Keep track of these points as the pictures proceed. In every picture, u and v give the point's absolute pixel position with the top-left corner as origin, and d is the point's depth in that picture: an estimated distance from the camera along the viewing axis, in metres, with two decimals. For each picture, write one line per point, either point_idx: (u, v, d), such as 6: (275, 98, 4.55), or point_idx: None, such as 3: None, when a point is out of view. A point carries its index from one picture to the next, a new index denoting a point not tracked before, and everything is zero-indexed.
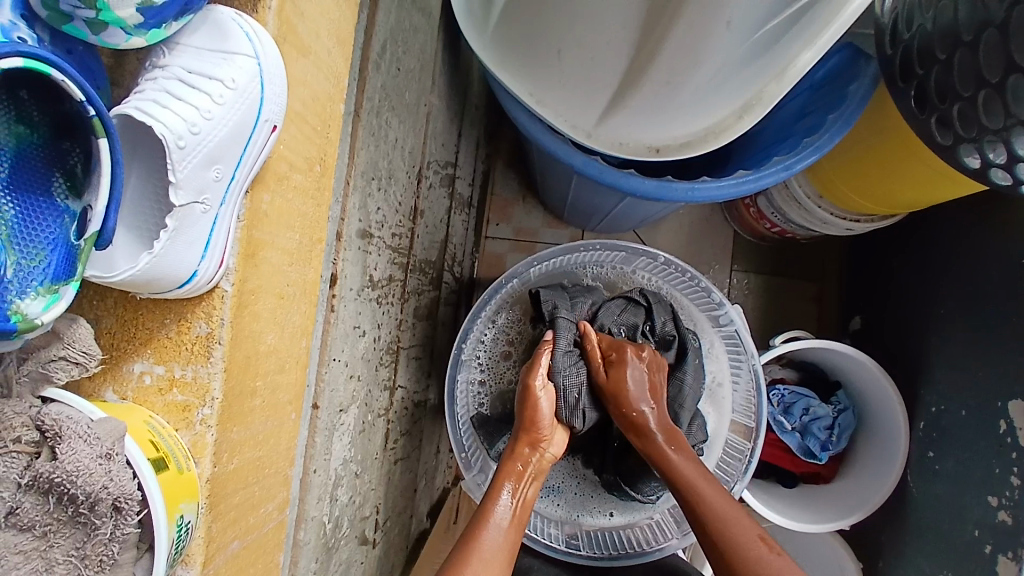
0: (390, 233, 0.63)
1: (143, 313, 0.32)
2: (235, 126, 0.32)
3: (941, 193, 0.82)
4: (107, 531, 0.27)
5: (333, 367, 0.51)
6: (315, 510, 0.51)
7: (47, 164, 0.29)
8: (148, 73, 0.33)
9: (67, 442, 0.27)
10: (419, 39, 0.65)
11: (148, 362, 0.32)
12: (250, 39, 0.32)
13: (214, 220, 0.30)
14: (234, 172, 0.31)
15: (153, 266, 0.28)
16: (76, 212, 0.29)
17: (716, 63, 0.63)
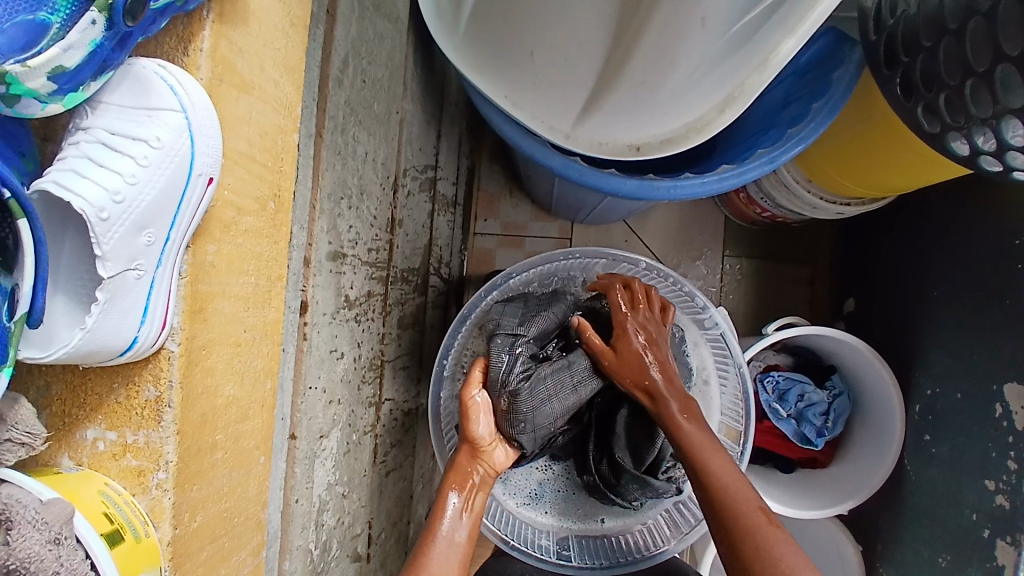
0: (366, 248, 0.62)
1: (90, 378, 0.31)
2: (165, 186, 0.31)
3: (931, 177, 0.80)
4: None
5: (310, 395, 0.50)
6: (300, 539, 0.50)
7: None
8: (71, 137, 0.33)
9: (17, 529, 0.26)
10: (387, 45, 0.63)
11: (100, 429, 0.31)
12: (175, 93, 0.31)
13: (150, 284, 0.30)
14: (170, 233, 0.31)
15: (87, 341, 0.28)
16: (6, 290, 0.28)
17: (693, 59, 0.61)
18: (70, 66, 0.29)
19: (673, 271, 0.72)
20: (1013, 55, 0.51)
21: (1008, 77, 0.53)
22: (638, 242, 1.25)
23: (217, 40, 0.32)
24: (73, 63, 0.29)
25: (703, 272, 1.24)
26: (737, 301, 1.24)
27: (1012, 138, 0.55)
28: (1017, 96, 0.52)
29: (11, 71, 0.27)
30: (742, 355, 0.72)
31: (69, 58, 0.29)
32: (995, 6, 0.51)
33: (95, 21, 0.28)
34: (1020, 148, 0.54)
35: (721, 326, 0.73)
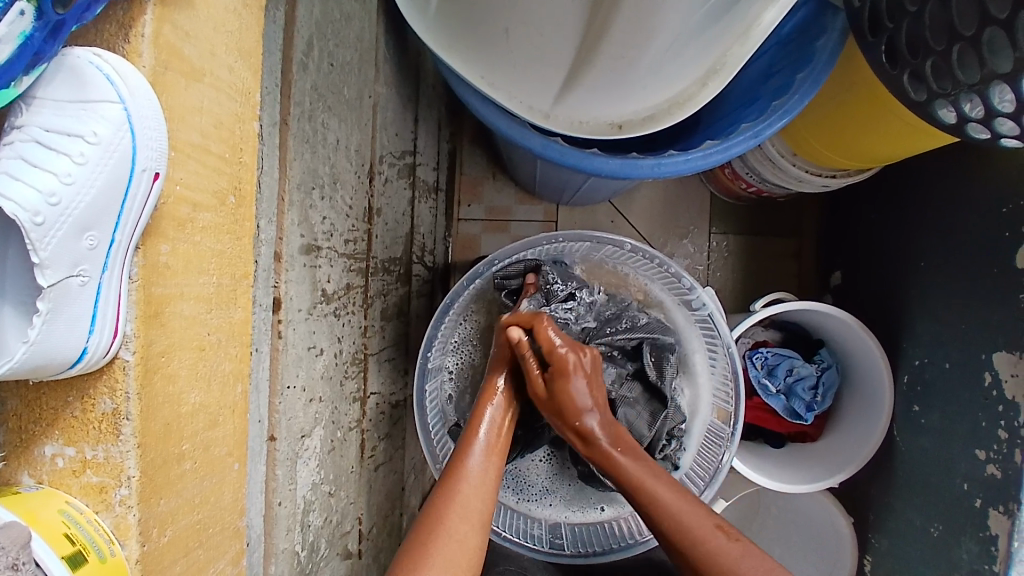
0: (342, 239, 0.60)
1: (45, 392, 0.29)
2: (106, 184, 0.29)
3: (919, 146, 0.79)
4: None
5: (288, 395, 0.48)
6: (286, 541, 0.49)
7: None
8: (5, 135, 0.30)
9: None
10: (354, 26, 0.60)
11: (58, 444, 0.29)
12: (112, 83, 0.29)
13: (97, 290, 0.28)
14: (115, 235, 0.29)
15: (32, 355, 0.27)
16: None
17: (675, 27, 0.59)
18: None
19: (659, 252, 0.70)
20: (1001, 19, 0.50)
21: (995, 40, 0.52)
22: (624, 223, 1.23)
23: (159, 24, 0.30)
24: (1, 58, 0.27)
25: (691, 251, 1.23)
26: (725, 278, 1.23)
27: (1001, 105, 0.53)
28: (1005, 59, 0.51)
29: None
30: (730, 335, 0.71)
31: None
32: None
33: (23, 11, 0.26)
34: (1009, 116, 0.53)
35: (709, 308, 0.71)
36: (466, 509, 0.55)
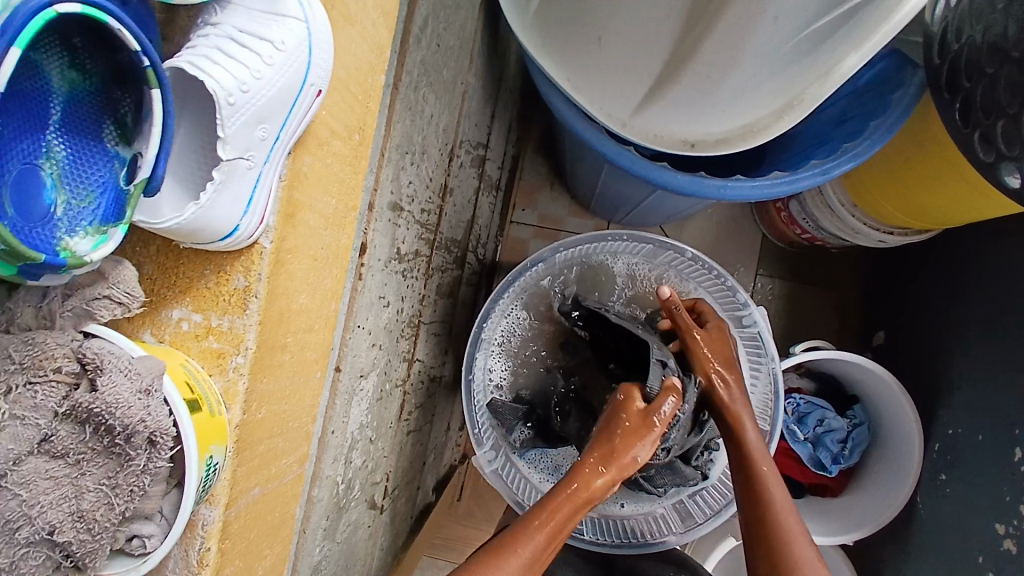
0: (419, 207, 0.64)
1: (184, 262, 0.30)
2: (285, 86, 0.31)
3: (984, 210, 0.79)
4: (141, 464, 0.26)
5: (357, 333, 0.52)
6: (330, 471, 0.53)
7: (98, 111, 0.27)
8: (200, 31, 0.31)
9: (109, 374, 0.26)
10: (460, 16, 0.65)
11: (187, 309, 0.30)
12: (302, 5, 0.32)
13: (258, 177, 0.30)
14: (280, 133, 0.31)
15: (198, 218, 0.28)
16: (128, 157, 0.27)
17: (759, 59, 0.61)
18: None
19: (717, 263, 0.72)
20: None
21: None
22: None
23: None
24: None
25: None
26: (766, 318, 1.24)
27: None
28: None
29: None
30: (775, 351, 0.72)
31: None
32: None
33: None
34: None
35: (760, 325, 0.73)
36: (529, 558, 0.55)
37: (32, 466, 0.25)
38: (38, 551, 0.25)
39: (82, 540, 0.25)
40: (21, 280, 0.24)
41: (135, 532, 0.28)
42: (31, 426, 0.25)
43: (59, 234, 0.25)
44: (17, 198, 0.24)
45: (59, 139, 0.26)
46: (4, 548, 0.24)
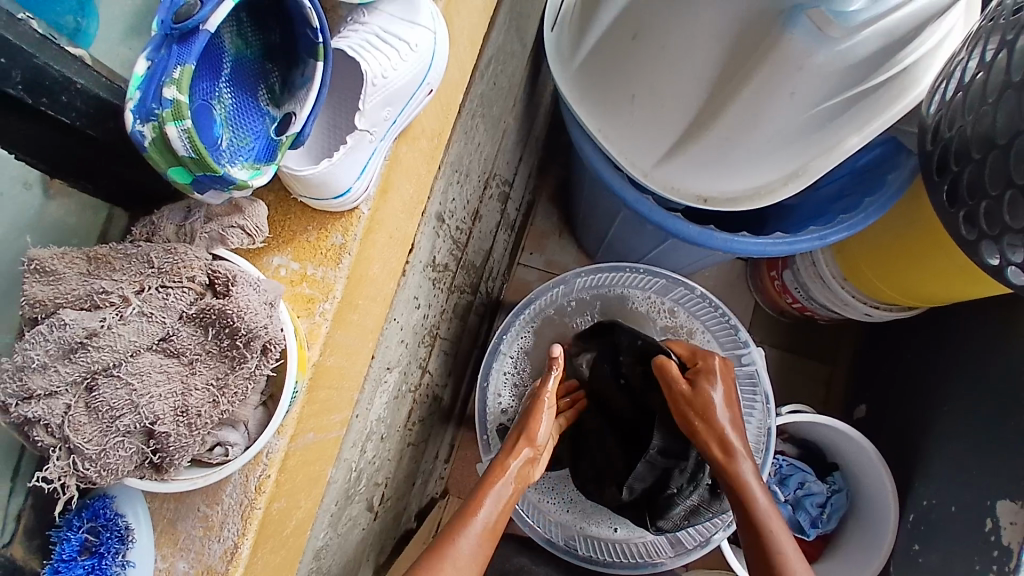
0: (456, 224, 0.70)
1: (291, 218, 0.36)
2: (412, 79, 0.36)
3: (967, 291, 0.87)
4: (251, 367, 0.31)
5: (392, 327, 0.56)
6: (348, 455, 0.55)
7: (255, 76, 0.34)
8: (350, 25, 0.37)
9: (240, 288, 0.31)
10: (514, 64, 0.73)
11: (286, 258, 0.36)
12: (434, 19, 0.38)
13: (374, 150, 0.36)
14: (397, 117, 0.37)
15: (328, 171, 0.33)
16: (276, 117, 0.34)
17: (773, 130, 0.69)
18: None
19: (722, 303, 0.78)
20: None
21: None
22: None
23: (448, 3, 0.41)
24: None
25: None
26: None
27: None
28: None
29: None
30: (769, 386, 0.78)
31: None
32: None
33: None
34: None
35: (756, 364, 0.78)
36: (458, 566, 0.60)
37: (149, 359, 0.30)
38: (132, 441, 0.30)
39: (180, 432, 0.30)
40: (191, 189, 0.30)
41: (221, 439, 0.32)
42: (158, 323, 0.31)
43: (224, 161, 0.30)
44: (201, 121, 0.29)
45: (228, 90, 0.33)
46: (102, 434, 0.29)
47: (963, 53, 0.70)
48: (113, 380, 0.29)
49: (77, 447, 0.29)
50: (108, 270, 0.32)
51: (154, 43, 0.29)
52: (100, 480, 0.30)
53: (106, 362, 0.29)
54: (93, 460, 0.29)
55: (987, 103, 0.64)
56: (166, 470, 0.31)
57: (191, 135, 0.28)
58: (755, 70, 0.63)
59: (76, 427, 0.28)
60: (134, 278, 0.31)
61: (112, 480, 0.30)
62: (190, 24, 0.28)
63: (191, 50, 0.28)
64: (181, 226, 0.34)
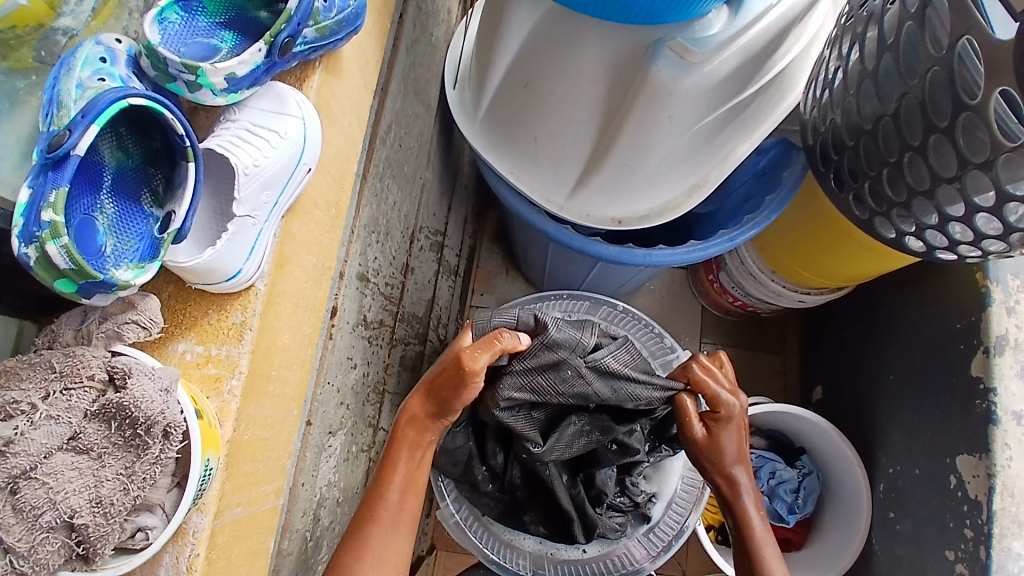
0: (384, 281, 0.72)
1: (191, 304, 0.38)
2: (285, 164, 0.39)
3: (877, 268, 0.93)
4: (155, 452, 0.33)
5: (326, 389, 0.57)
6: (299, 524, 0.55)
7: (137, 183, 0.37)
8: (223, 124, 0.40)
9: (135, 377, 0.33)
10: (418, 124, 0.78)
11: (190, 343, 0.37)
12: (299, 106, 0.41)
13: (259, 232, 0.38)
14: (278, 198, 0.40)
15: (211, 259, 0.35)
16: (158, 217, 0.37)
17: (663, 151, 0.75)
18: (242, 73, 0.37)
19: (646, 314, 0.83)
20: (916, 146, 0.62)
21: (915, 164, 0.63)
22: None
23: (323, 85, 0.43)
24: (244, 72, 0.37)
25: None
26: None
27: (927, 218, 0.66)
28: (923, 179, 0.63)
29: (202, 66, 0.36)
30: None
31: (240, 68, 0.37)
32: (896, 110, 0.63)
33: (260, 50, 0.37)
34: (935, 228, 0.65)
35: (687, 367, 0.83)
36: (385, 526, 0.58)
37: (61, 459, 0.31)
38: (57, 535, 0.30)
39: (98, 523, 0.31)
40: (77, 297, 0.32)
41: (139, 524, 0.33)
42: (65, 424, 0.31)
43: (109, 267, 0.33)
44: (81, 238, 0.32)
45: (111, 201, 0.35)
46: (29, 532, 0.30)
47: (827, 54, 0.74)
48: (32, 482, 0.30)
49: (9, 547, 0.29)
50: (15, 381, 0.32)
51: (33, 172, 0.31)
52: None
53: (23, 466, 0.30)
54: (25, 557, 0.30)
55: (850, 94, 0.68)
56: (93, 560, 0.32)
57: (70, 250, 0.30)
58: (636, 99, 0.68)
59: (5, 528, 0.29)
60: (39, 384, 0.32)
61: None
62: (61, 151, 0.30)
63: (66, 174, 0.30)
64: (80, 329, 0.35)
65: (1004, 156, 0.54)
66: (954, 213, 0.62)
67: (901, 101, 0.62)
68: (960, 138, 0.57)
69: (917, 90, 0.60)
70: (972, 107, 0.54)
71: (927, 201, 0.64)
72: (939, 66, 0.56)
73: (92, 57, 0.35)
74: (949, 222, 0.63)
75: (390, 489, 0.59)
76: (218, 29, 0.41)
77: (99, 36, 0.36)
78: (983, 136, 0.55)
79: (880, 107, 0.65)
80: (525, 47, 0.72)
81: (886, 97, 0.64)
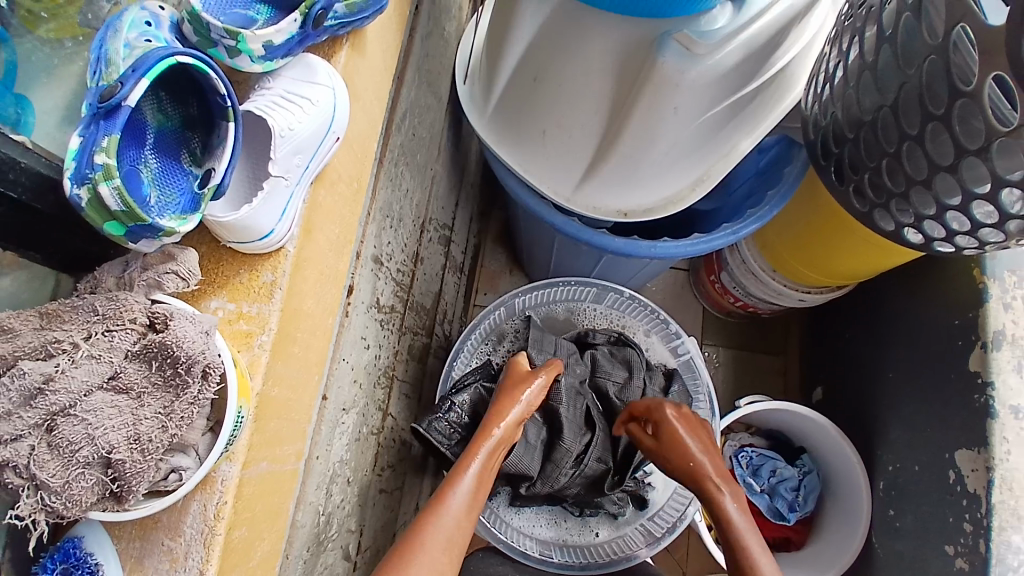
0: (396, 266, 0.74)
1: (223, 264, 0.40)
2: (316, 130, 0.41)
3: (877, 264, 0.95)
4: (193, 393, 0.34)
5: (341, 365, 0.58)
6: (313, 497, 0.56)
7: (177, 143, 0.39)
8: (256, 91, 0.42)
9: (176, 320, 0.34)
10: (430, 116, 0.80)
11: (223, 300, 0.39)
12: (328, 77, 0.43)
13: (291, 195, 0.40)
14: (309, 164, 0.41)
15: (247, 216, 0.37)
16: (198, 174, 0.38)
17: (668, 143, 0.77)
18: (279, 41, 0.40)
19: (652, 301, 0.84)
20: (913, 134, 0.64)
21: (913, 153, 0.66)
22: None
23: (350, 61, 0.45)
24: (280, 40, 0.40)
25: None
26: (716, 384, 1.33)
27: (925, 209, 0.68)
28: (921, 168, 0.65)
29: (243, 32, 0.38)
30: (709, 376, 0.84)
31: (277, 36, 0.39)
32: (895, 102, 0.65)
33: (296, 20, 0.39)
34: (932, 218, 0.67)
35: (691, 352, 0.85)
36: (450, 527, 0.57)
37: (101, 397, 0.32)
38: (92, 472, 0.32)
39: (134, 459, 0.32)
40: (125, 240, 0.34)
41: (174, 465, 0.35)
42: (105, 363, 0.33)
43: (154, 214, 0.34)
44: (129, 181, 0.34)
45: (154, 156, 0.37)
46: (64, 468, 0.31)
47: (828, 51, 0.76)
48: (70, 419, 0.31)
49: (44, 483, 0.31)
50: (57, 323, 0.34)
51: (83, 122, 0.33)
52: (67, 512, 0.32)
53: (62, 403, 0.31)
54: (58, 493, 0.31)
55: (850, 88, 0.71)
56: (126, 499, 0.33)
57: (121, 192, 0.32)
58: (643, 91, 0.70)
59: (41, 463, 0.30)
60: (82, 327, 0.34)
61: (76, 514, 0.33)
62: (113, 101, 0.32)
63: (116, 123, 0.32)
64: (121, 276, 0.37)
65: (998, 143, 0.56)
66: (952, 202, 0.64)
67: (900, 93, 0.64)
68: (956, 127, 0.59)
69: (915, 79, 0.62)
70: (967, 93, 0.56)
71: (925, 190, 0.66)
72: (935, 54, 0.59)
73: (138, 20, 0.37)
74: (947, 211, 0.65)
75: (449, 494, 0.59)
76: (255, 3, 0.43)
77: (145, 3, 0.38)
78: (979, 124, 0.58)
79: (878, 100, 0.68)
80: (536, 42, 0.74)
81: (884, 89, 0.67)
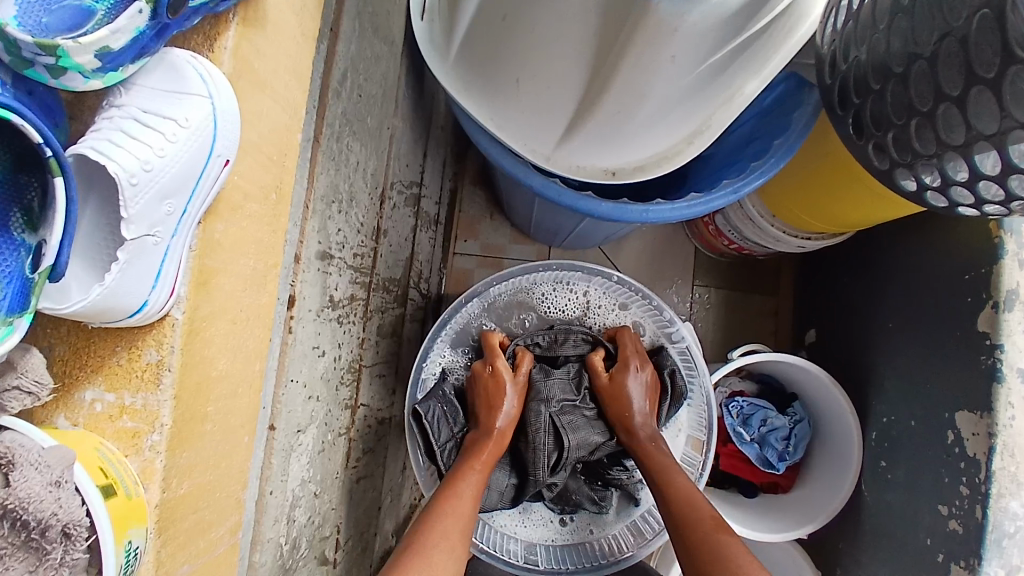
0: (351, 252, 0.64)
1: (95, 341, 0.36)
2: (186, 164, 0.36)
3: (885, 214, 0.87)
4: (56, 556, 0.30)
5: (290, 388, 0.52)
6: (272, 532, 0.51)
7: (5, 197, 0.32)
8: (104, 111, 0.36)
9: (20, 470, 0.30)
10: (382, 65, 0.67)
11: (99, 390, 0.36)
12: (203, 79, 0.36)
13: (165, 251, 0.34)
14: (186, 206, 0.35)
15: (105, 296, 0.32)
16: (32, 246, 0.32)
17: (660, 96, 0.65)
18: (117, 47, 0.32)
19: (642, 286, 0.80)
20: (954, 96, 0.53)
21: (949, 115, 0.55)
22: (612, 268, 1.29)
23: (240, 41, 0.38)
24: (119, 45, 0.32)
25: (675, 299, 1.29)
26: (707, 329, 1.29)
27: (955, 175, 0.58)
28: (957, 134, 0.55)
29: (63, 45, 0.30)
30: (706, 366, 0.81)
31: (116, 40, 0.32)
32: (936, 51, 0.54)
33: (141, 10, 0.32)
34: (961, 185, 0.58)
35: (688, 339, 0.82)
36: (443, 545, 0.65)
37: None
38: None
39: None
40: None
41: None
42: None
43: None
44: None
45: None
46: None
47: None
48: None
49: None
50: None
51: None
52: None
53: None
54: None
55: (880, 31, 0.60)
56: None
57: None
58: (634, 39, 0.58)
59: None
60: None
61: None
62: None
63: None
64: None
65: None
66: (986, 169, 0.55)
67: (940, 43, 0.53)
68: (1005, 92, 0.49)
69: (964, 29, 0.51)
70: None
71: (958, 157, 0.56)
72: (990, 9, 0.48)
73: None
74: (981, 179, 0.56)
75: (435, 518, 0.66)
76: None
77: None
78: None
79: (913, 45, 0.56)
80: None
81: (920, 35, 0.55)
